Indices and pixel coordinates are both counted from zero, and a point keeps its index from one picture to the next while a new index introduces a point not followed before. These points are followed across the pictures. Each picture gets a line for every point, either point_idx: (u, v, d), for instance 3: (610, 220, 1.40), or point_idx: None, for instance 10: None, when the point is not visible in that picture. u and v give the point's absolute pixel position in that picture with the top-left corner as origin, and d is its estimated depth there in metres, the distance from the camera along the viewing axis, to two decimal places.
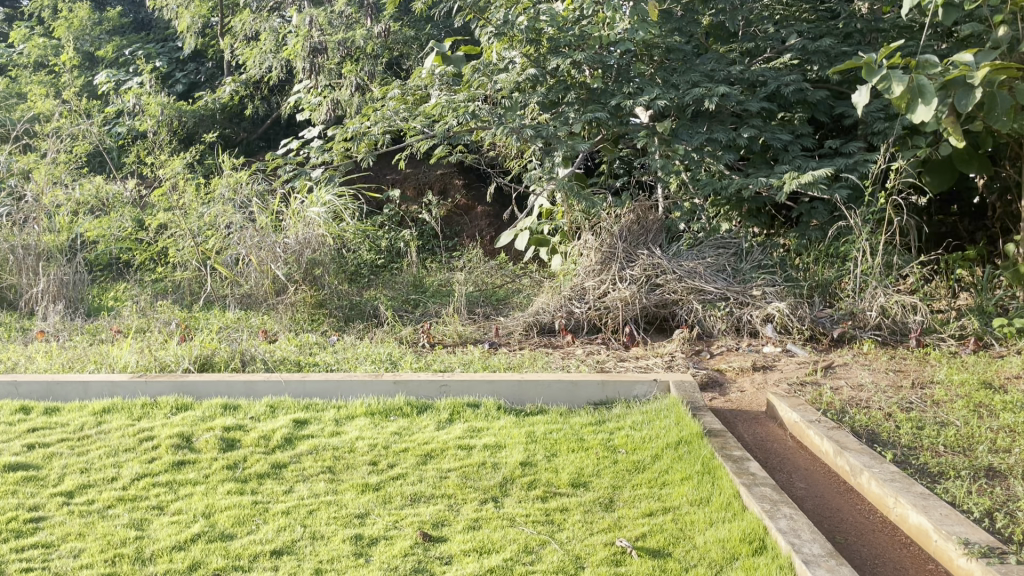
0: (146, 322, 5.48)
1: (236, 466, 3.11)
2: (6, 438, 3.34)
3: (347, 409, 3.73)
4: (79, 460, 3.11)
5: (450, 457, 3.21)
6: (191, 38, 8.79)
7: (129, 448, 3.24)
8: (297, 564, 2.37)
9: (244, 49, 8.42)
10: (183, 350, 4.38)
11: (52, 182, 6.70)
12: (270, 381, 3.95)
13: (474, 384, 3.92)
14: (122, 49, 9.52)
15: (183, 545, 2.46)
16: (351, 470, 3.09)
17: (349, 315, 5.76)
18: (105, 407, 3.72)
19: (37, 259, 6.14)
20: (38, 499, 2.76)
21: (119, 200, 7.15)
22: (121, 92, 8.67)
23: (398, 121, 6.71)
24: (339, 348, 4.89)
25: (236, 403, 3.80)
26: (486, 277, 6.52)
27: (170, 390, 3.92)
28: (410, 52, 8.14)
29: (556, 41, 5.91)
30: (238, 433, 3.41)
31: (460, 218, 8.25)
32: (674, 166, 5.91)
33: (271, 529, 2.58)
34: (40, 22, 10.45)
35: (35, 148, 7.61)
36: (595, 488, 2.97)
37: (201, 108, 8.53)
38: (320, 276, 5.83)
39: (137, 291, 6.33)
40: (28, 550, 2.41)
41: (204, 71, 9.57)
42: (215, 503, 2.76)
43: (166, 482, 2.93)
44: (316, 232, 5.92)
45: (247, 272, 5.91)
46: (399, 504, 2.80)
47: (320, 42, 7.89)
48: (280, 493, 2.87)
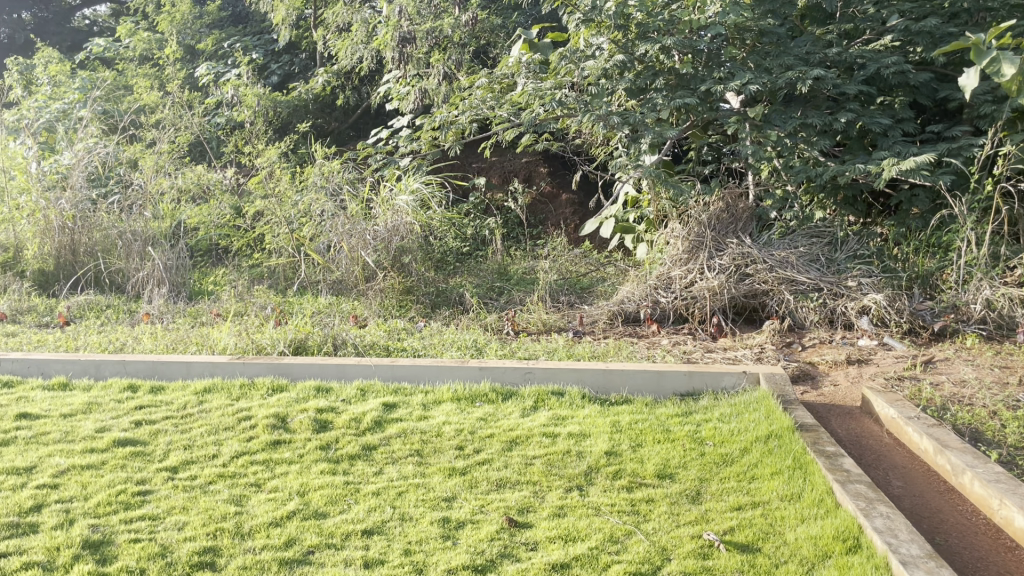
0: (243, 305, 5.69)
1: (328, 447, 3.21)
2: (115, 414, 3.52)
3: (433, 395, 3.80)
4: (183, 437, 3.26)
5: (535, 444, 3.23)
6: (287, 30, 9.02)
7: (228, 427, 3.38)
8: (388, 544, 2.43)
9: (336, 40, 8.61)
10: (278, 334, 4.54)
11: (157, 171, 7.02)
12: (360, 365, 4.05)
13: (559, 372, 3.93)
14: (221, 42, 9.85)
15: (279, 522, 2.55)
16: (438, 454, 3.14)
17: (436, 301, 5.88)
18: (205, 387, 3.89)
19: (143, 244, 6.35)
20: (145, 473, 2.90)
21: (219, 187, 7.44)
22: (221, 84, 8.97)
23: (485, 109, 6.79)
24: (426, 334, 4.98)
25: (328, 386, 3.92)
26: (571, 265, 6.50)
27: (266, 372, 4.06)
28: (497, 39, 8.15)
29: (645, 27, 5.79)
30: (331, 415, 3.52)
31: (544, 207, 8.24)
32: (766, 152, 5.76)
33: (362, 509, 2.65)
34: (145, 17, 10.94)
35: (139, 139, 7.97)
36: (681, 480, 2.93)
37: (294, 99, 8.79)
38: (407, 264, 5.94)
39: (235, 276, 6.55)
40: (135, 522, 2.51)
41: (298, 62, 9.81)
42: (309, 482, 2.86)
43: (262, 461, 3.04)
44: (404, 220, 6.11)
45: (338, 259, 6.08)
46: (485, 489, 2.84)
47: (409, 32, 7.83)
48: (370, 474, 2.95)
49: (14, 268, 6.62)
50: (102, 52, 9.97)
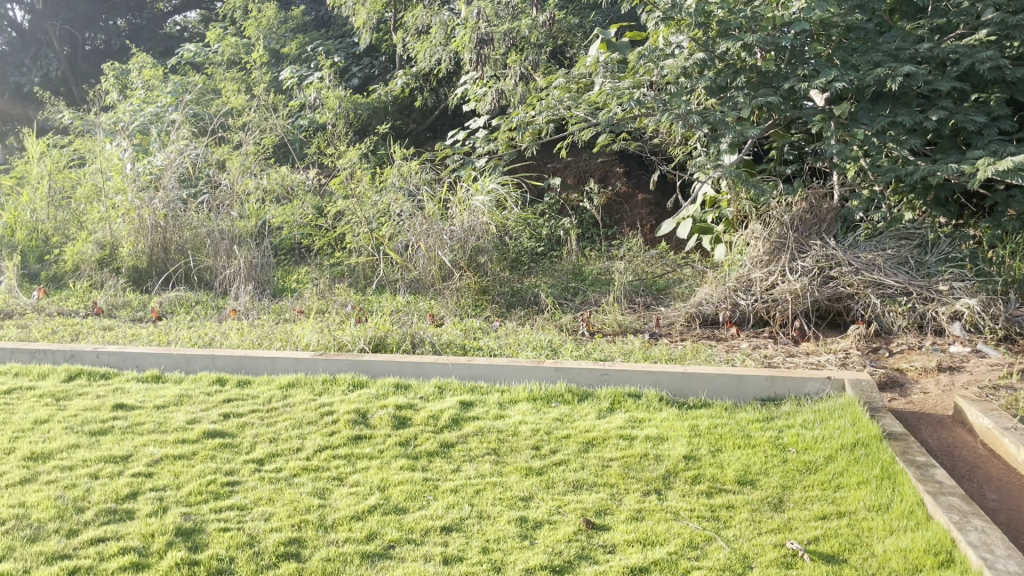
0: (325, 303, 5.83)
1: (407, 443, 3.26)
2: (205, 407, 3.65)
3: (510, 394, 3.82)
4: (268, 430, 3.36)
5: (612, 446, 3.21)
6: (368, 34, 9.19)
7: (311, 421, 3.47)
8: (466, 542, 2.45)
9: (415, 43, 8.72)
10: (358, 331, 4.64)
11: (244, 172, 7.24)
12: (438, 363, 4.10)
13: (637, 375, 3.89)
14: (304, 46, 10.10)
15: (361, 516, 2.60)
16: (515, 453, 3.16)
17: (511, 301, 5.90)
18: (289, 382, 4.00)
19: (231, 242, 6.58)
20: (233, 464, 3.00)
21: (302, 188, 7.64)
22: (304, 87, 9.21)
23: (562, 109, 6.79)
24: (501, 334, 5.00)
25: (406, 383, 3.98)
26: (647, 266, 6.44)
27: (347, 368, 4.15)
28: (574, 40, 8.14)
29: (726, 24, 5.71)
30: (409, 412, 3.58)
31: (620, 207, 8.14)
32: (852, 151, 5.59)
33: (440, 506, 2.68)
34: (233, 23, 11.30)
35: (227, 141, 8.24)
36: (762, 486, 2.87)
37: (374, 101, 8.95)
38: (482, 263, 6.04)
39: (316, 274, 6.71)
40: (225, 511, 2.60)
41: (378, 65, 9.99)
42: (389, 478, 2.91)
43: (344, 455, 3.11)
44: (480, 220, 6.19)
45: (416, 259, 6.18)
46: (562, 489, 2.83)
47: (486, 34, 7.77)
48: (448, 471, 2.98)
49: (110, 266, 6.80)
50: (193, 57, 10.36)
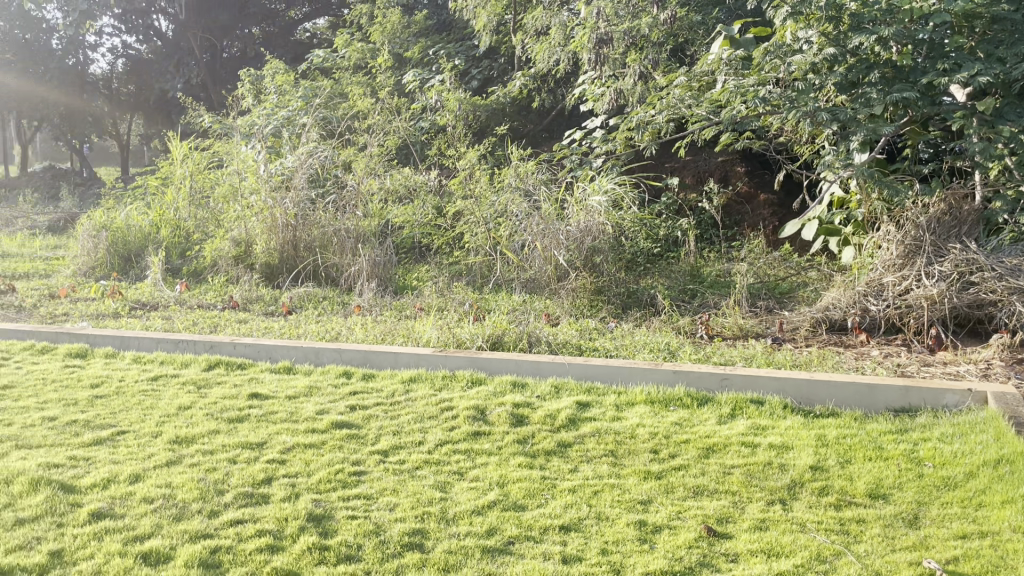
0: (444, 301, 5.96)
1: (525, 441, 3.29)
2: (333, 398, 3.80)
3: (627, 396, 3.79)
4: (392, 423, 3.46)
5: (734, 453, 3.13)
6: (488, 36, 9.33)
7: (432, 416, 3.55)
8: (585, 542, 2.45)
9: (535, 44, 8.77)
10: (476, 330, 4.71)
11: (368, 173, 7.50)
12: (555, 362, 4.12)
13: (760, 380, 3.79)
14: (426, 49, 10.36)
15: (481, 510, 2.65)
16: (633, 456, 3.13)
17: (626, 303, 5.85)
18: (410, 377, 4.11)
19: (356, 241, 6.89)
20: (359, 454, 3.11)
21: (423, 188, 7.83)
22: (426, 90, 9.43)
23: (683, 108, 6.67)
24: (617, 335, 4.97)
25: (523, 382, 4.01)
26: (769, 269, 6.26)
27: (466, 365, 4.22)
28: (696, 37, 7.99)
29: (859, 18, 5.46)
30: (527, 410, 3.61)
31: (740, 207, 7.95)
32: (996, 149, 5.24)
33: (559, 505, 2.69)
34: (359, 29, 11.71)
35: (353, 142, 8.55)
36: (896, 501, 2.74)
37: (493, 103, 9.08)
38: (598, 264, 6.05)
39: (436, 273, 6.85)
40: (352, 499, 2.70)
41: (497, 66, 10.13)
42: (508, 474, 2.94)
43: (464, 450, 3.17)
44: (597, 221, 6.20)
45: (532, 258, 6.23)
46: (682, 495, 2.79)
47: (606, 33, 7.80)
48: (566, 471, 2.99)
49: (245, 262, 7.17)
50: (322, 62, 10.78)
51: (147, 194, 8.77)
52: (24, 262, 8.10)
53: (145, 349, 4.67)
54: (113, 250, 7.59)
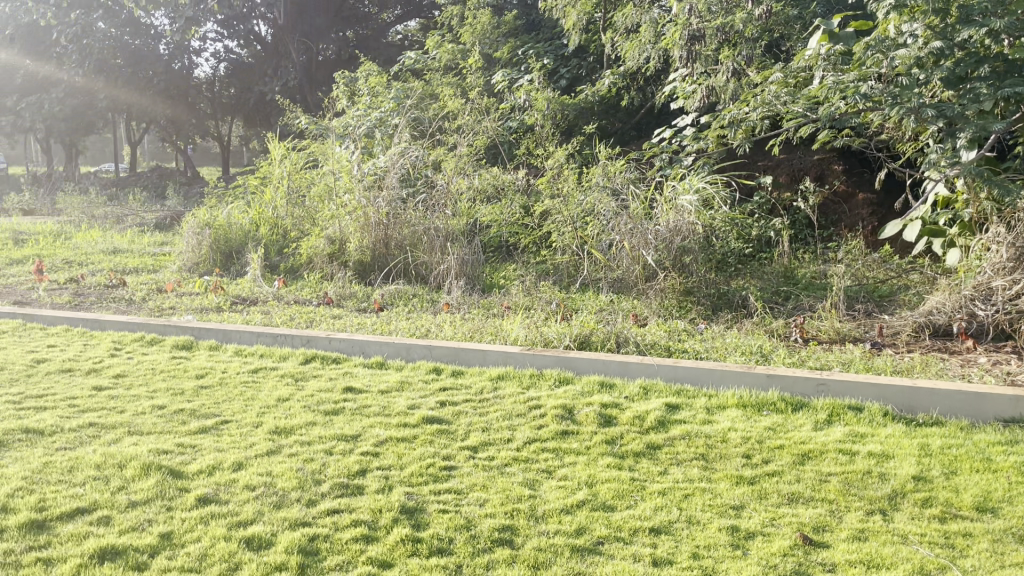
0: (531, 300, 5.98)
1: (614, 441, 3.27)
2: (423, 394, 3.87)
3: (717, 399, 3.72)
4: (480, 420, 3.50)
5: (830, 460, 3.04)
6: (577, 35, 9.31)
7: (520, 413, 3.58)
8: (675, 545, 2.43)
9: (624, 42, 8.71)
10: (564, 329, 4.71)
11: (458, 173, 7.59)
12: (644, 363, 4.08)
13: (858, 386, 3.66)
14: (516, 49, 10.42)
15: (570, 509, 2.65)
16: (725, 460, 3.07)
17: (716, 304, 5.76)
18: (498, 375, 4.15)
19: (445, 240, 7.04)
20: (449, 449, 3.16)
21: (512, 188, 7.89)
22: (515, 90, 9.48)
23: (778, 105, 6.48)
24: (707, 337, 4.89)
25: (611, 382, 3.99)
26: (867, 271, 6.04)
27: (554, 364, 4.23)
28: (792, 32, 7.75)
29: (968, 9, 5.21)
30: (615, 411, 3.59)
31: (836, 207, 7.72)
32: None
33: (648, 507, 2.67)
34: (450, 30, 11.87)
35: (443, 142, 8.67)
36: (1006, 516, 2.60)
37: (581, 102, 9.07)
38: (688, 264, 5.95)
39: (523, 271, 6.89)
40: (443, 494, 2.74)
41: (586, 65, 10.11)
42: (597, 474, 2.93)
43: (553, 449, 3.18)
44: (687, 221, 6.10)
45: (620, 258, 6.20)
46: (776, 502, 2.72)
47: (698, 29, 7.78)
48: (656, 473, 2.96)
49: (339, 260, 7.33)
50: (413, 64, 10.97)
51: (246, 194, 9.10)
52: (134, 257, 8.53)
53: (246, 342, 4.86)
54: (216, 247, 7.90)
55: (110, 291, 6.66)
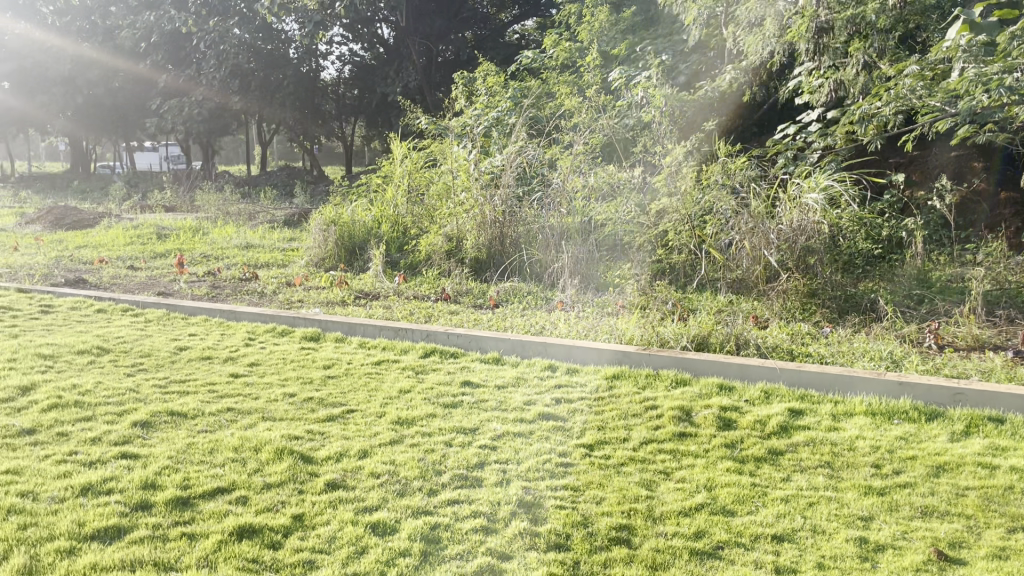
0: (647, 299, 5.91)
1: (734, 445, 3.20)
2: (539, 390, 3.90)
3: (844, 406, 3.58)
4: (596, 418, 3.49)
5: (968, 474, 2.88)
6: (698, 30, 9.15)
7: (636, 413, 3.55)
8: (799, 554, 2.35)
9: (747, 37, 8.49)
10: (681, 329, 4.64)
11: (574, 171, 7.60)
12: (765, 366, 3.97)
13: (999, 397, 3.44)
14: (634, 46, 10.35)
15: (689, 512, 2.61)
16: (852, 469, 2.96)
17: (844, 307, 5.58)
18: (614, 374, 4.13)
19: (559, 239, 7.08)
20: (565, 446, 3.17)
21: (628, 186, 7.83)
22: (632, 87, 9.42)
23: (913, 99, 6.28)
24: (832, 341, 4.71)
25: (731, 385, 3.91)
26: (1010, 275, 5.67)
27: (671, 365, 4.18)
28: (930, 22, 7.37)
29: None
30: (735, 414, 3.51)
31: (976, 206, 7.32)
32: None
33: (771, 514, 2.60)
34: (568, 28, 11.91)
35: (560, 141, 8.71)
36: None
37: (700, 99, 9.07)
38: (812, 265, 5.77)
39: (639, 271, 6.83)
40: (560, 490, 2.76)
41: (706, 61, 9.93)
42: (716, 478, 2.88)
43: (670, 450, 3.14)
44: (812, 220, 5.86)
45: (740, 257, 6.06)
46: (908, 514, 2.60)
47: (827, 21, 7.48)
48: (778, 480, 2.88)
49: (456, 257, 7.49)
50: (531, 63, 11.06)
51: (369, 192, 9.42)
52: (265, 253, 8.97)
53: (369, 335, 5.03)
54: (341, 244, 8.19)
55: (244, 284, 7.03)
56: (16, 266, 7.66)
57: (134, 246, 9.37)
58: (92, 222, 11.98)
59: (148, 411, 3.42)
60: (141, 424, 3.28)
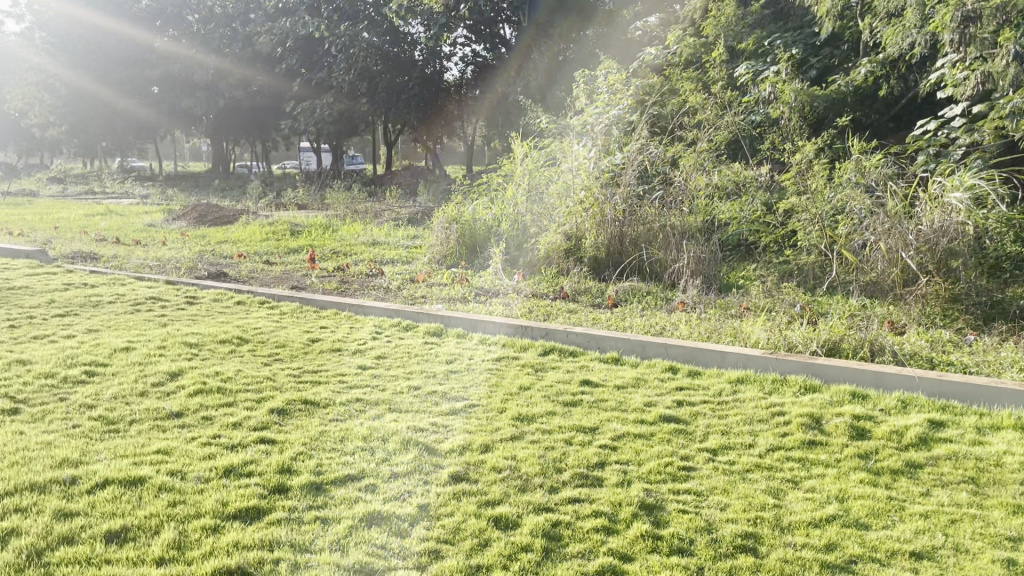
0: (773, 302, 5.72)
1: (868, 456, 3.06)
2: (660, 392, 3.85)
3: (991, 419, 3.36)
4: (720, 423, 3.41)
5: None
6: (830, 22, 8.76)
7: (762, 419, 3.45)
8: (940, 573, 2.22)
9: (885, 28, 8.07)
10: (811, 333, 4.47)
11: (697, 169, 7.45)
12: (903, 375, 3.77)
13: None
14: (762, 41, 10.02)
15: (819, 523, 2.52)
16: (1000, 487, 2.77)
17: (990, 314, 5.26)
18: (739, 378, 4.02)
19: (680, 237, 7.01)
20: (688, 450, 3.11)
21: (754, 184, 7.60)
22: (759, 82, 9.13)
23: None
24: (977, 350, 4.42)
25: (864, 393, 3.73)
26: None
27: (799, 370, 4.03)
28: None
29: None
30: (869, 424, 3.35)
31: None
32: None
33: (908, 529, 2.47)
34: (692, 24, 11.67)
35: (684, 139, 8.54)
36: None
37: (833, 93, 8.60)
38: (955, 269, 5.44)
39: (764, 272, 6.62)
40: (682, 494, 2.71)
41: (839, 54, 9.53)
42: (848, 489, 2.76)
43: (799, 459, 3.04)
44: (955, 221, 5.52)
45: (874, 259, 5.75)
46: None
47: (973, 11, 7.08)
48: (916, 494, 2.73)
49: (575, 255, 7.38)
50: (653, 60, 10.90)
51: (490, 191, 9.54)
52: (390, 249, 9.25)
53: (489, 331, 5.10)
54: (462, 241, 8.43)
55: (370, 280, 7.28)
56: (164, 260, 8.21)
57: (269, 242, 9.85)
58: (231, 219, 12.68)
59: (284, 399, 3.59)
60: (277, 411, 3.45)
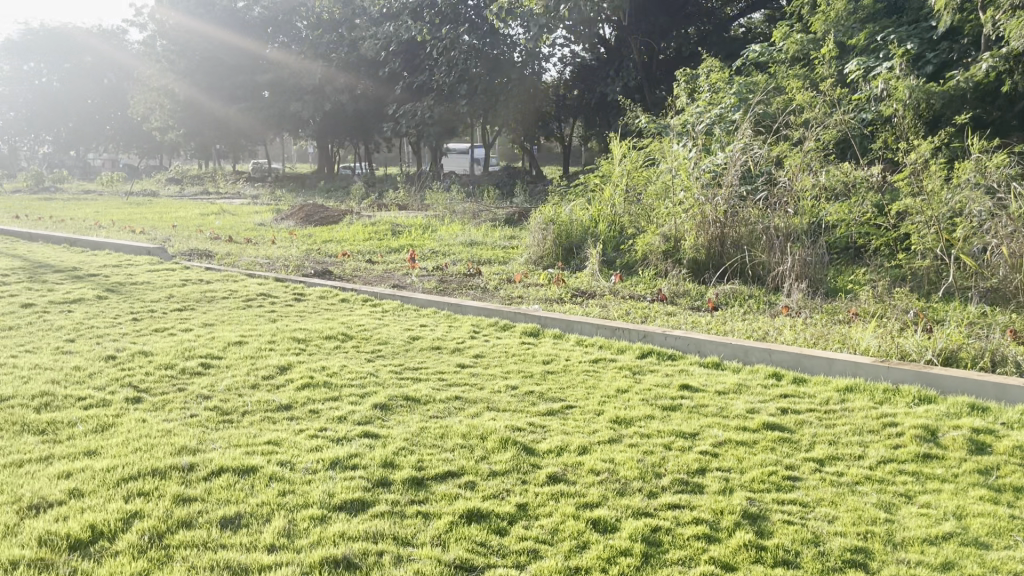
0: (884, 307, 5.48)
1: (988, 472, 2.90)
2: (763, 399, 3.75)
3: None
4: (827, 432, 3.30)
5: None
6: (949, 15, 8.31)
7: (873, 430, 3.31)
8: None
9: (1010, 20, 7.61)
10: (925, 341, 4.27)
11: (803, 169, 7.21)
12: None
13: None
14: (874, 36, 9.61)
15: (935, 540, 2.40)
16: None
17: None
18: (846, 386, 3.87)
19: (785, 240, 6.79)
20: (794, 459, 3.02)
21: (864, 184, 7.31)
22: (870, 79, 8.76)
23: None
24: None
25: (985, 405, 3.53)
26: None
27: (914, 380, 3.85)
28: None
29: None
30: (990, 438, 3.17)
31: None
32: None
33: None
34: (799, 20, 11.31)
35: (789, 138, 8.29)
36: None
37: (950, 89, 8.17)
38: None
39: (875, 276, 6.36)
40: (787, 504, 2.63)
41: (958, 48, 9.06)
42: (967, 506, 2.62)
43: (912, 472, 2.90)
44: None
45: (995, 265, 5.49)
46: None
47: None
48: None
49: (674, 257, 7.31)
50: (758, 57, 10.62)
51: (588, 191, 9.50)
52: (488, 249, 9.34)
53: (587, 333, 5.09)
54: (559, 243, 8.35)
55: (468, 279, 7.36)
56: (275, 258, 8.54)
57: (372, 241, 10.10)
58: (336, 219, 13.06)
59: (386, 395, 3.67)
60: (380, 407, 3.54)
